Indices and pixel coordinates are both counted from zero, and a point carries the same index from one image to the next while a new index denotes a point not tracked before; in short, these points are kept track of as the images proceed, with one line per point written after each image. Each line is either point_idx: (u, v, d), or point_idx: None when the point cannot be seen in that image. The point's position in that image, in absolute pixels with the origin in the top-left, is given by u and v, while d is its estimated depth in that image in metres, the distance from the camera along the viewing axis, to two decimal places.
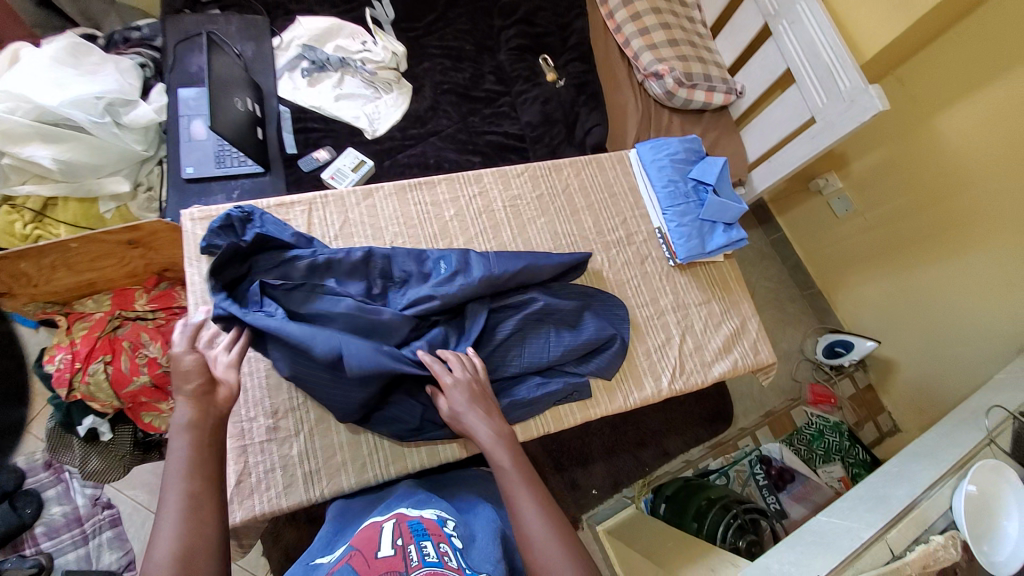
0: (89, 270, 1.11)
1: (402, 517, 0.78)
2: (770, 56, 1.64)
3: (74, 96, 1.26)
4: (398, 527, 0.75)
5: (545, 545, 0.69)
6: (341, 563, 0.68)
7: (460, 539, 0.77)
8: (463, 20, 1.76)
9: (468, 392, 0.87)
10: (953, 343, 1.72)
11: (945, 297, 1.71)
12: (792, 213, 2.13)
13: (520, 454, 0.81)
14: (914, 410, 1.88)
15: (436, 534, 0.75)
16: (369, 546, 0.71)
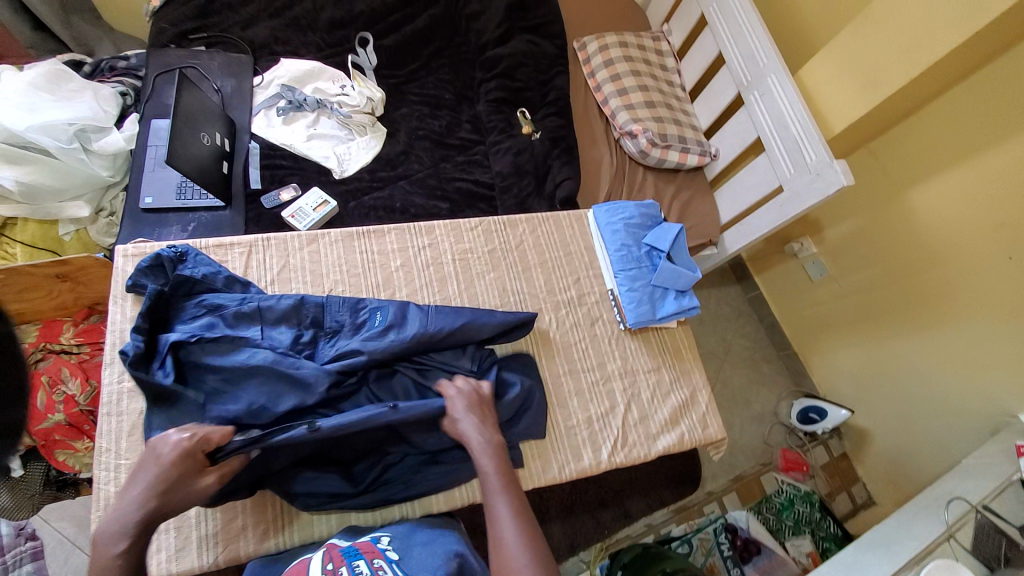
0: (15, 302, 1.08)
1: (331, 546, 0.80)
2: (740, 123, 1.67)
3: (46, 121, 1.26)
4: (329, 555, 0.77)
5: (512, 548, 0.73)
6: None
7: (395, 552, 0.80)
8: (445, 70, 1.82)
9: (468, 401, 0.94)
10: (927, 418, 1.66)
11: (918, 371, 1.66)
12: (767, 274, 2.12)
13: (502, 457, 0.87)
14: (889, 483, 1.80)
15: (370, 553, 0.78)
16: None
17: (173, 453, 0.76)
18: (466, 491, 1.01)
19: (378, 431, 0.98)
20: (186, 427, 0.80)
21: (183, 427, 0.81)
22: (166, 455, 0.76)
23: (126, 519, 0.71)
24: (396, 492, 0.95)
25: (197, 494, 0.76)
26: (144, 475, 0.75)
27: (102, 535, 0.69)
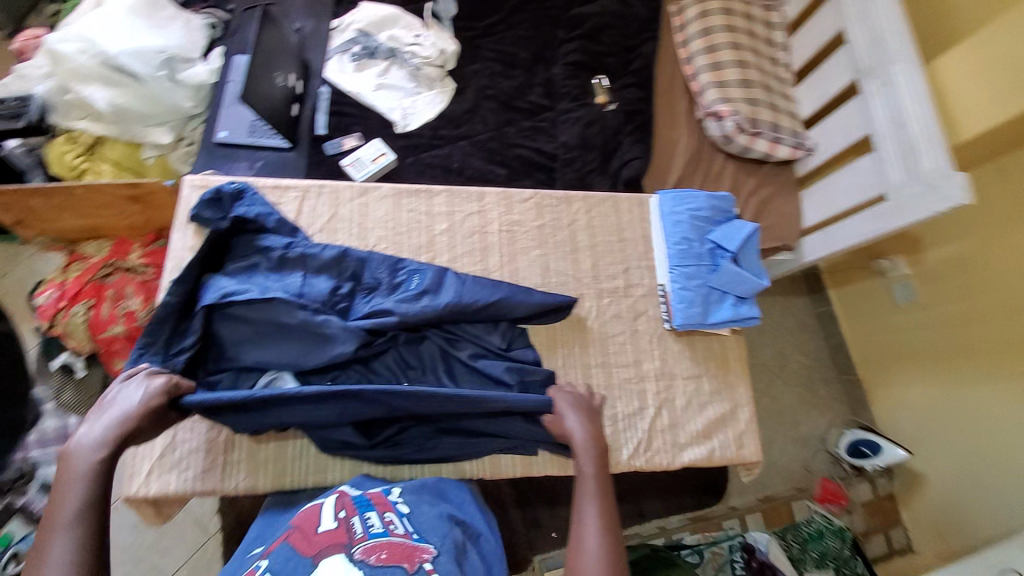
0: (93, 218, 1.20)
1: (343, 493, 0.82)
2: (850, 116, 1.45)
3: (137, 47, 1.34)
4: (340, 503, 0.79)
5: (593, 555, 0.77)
6: (279, 542, 0.71)
7: (405, 505, 0.81)
8: (525, 26, 1.71)
9: (583, 406, 0.96)
10: (995, 479, 1.46)
11: (997, 425, 1.45)
12: (845, 288, 1.88)
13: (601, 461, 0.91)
14: (934, 533, 1.62)
15: (381, 504, 0.80)
16: (309, 523, 0.74)
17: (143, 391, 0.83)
18: (475, 463, 1.02)
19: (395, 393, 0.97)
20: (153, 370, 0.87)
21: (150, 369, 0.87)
22: (134, 390, 0.83)
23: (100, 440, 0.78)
24: (409, 452, 0.98)
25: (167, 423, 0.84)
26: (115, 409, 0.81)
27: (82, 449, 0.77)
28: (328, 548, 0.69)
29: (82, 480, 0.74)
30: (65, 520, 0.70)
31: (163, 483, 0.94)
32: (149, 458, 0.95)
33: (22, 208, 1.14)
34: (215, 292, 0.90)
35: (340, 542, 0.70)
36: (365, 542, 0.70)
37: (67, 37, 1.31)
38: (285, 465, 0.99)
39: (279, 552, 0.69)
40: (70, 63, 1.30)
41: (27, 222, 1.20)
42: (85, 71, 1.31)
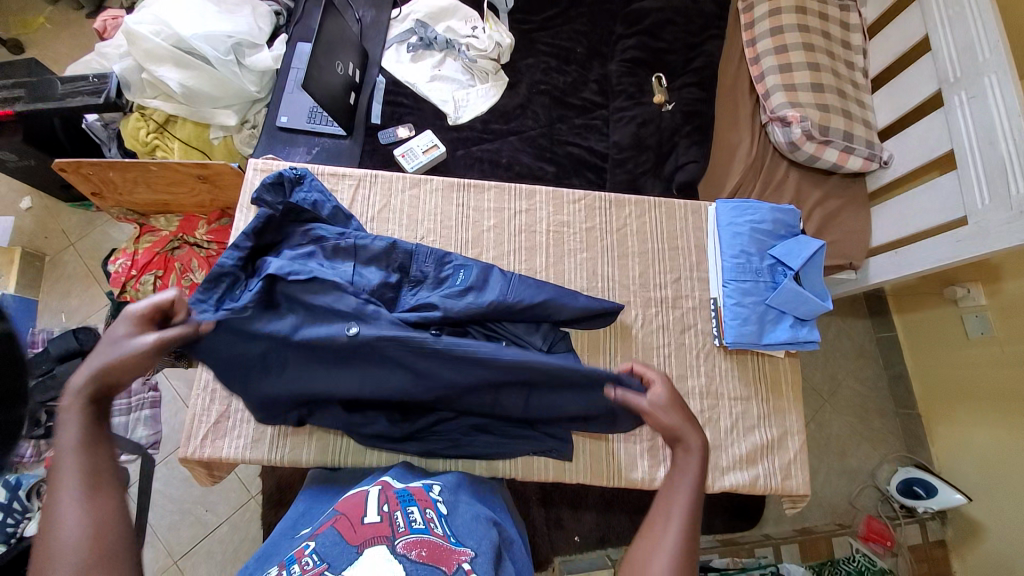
0: (166, 192, 1.25)
1: (387, 486, 0.82)
2: (932, 128, 1.32)
3: (207, 31, 1.37)
4: (384, 496, 0.78)
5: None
6: (327, 526, 0.71)
7: (444, 505, 0.81)
8: (583, 21, 1.67)
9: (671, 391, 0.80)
10: None
11: None
12: (911, 314, 1.74)
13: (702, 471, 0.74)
14: None
15: (423, 500, 0.80)
16: (355, 513, 0.74)
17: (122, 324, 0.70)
18: (508, 463, 1.01)
19: None
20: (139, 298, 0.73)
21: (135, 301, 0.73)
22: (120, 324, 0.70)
23: (90, 383, 0.66)
24: (439, 448, 0.98)
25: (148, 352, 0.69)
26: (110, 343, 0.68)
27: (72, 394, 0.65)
28: (372, 538, 0.67)
29: (73, 428, 0.63)
30: (68, 455, 0.61)
31: (217, 447, 0.99)
32: (205, 423, 1.00)
33: (101, 179, 1.19)
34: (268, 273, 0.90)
35: (383, 534, 0.68)
36: (408, 536, 0.68)
37: (144, 19, 1.35)
38: (326, 445, 1.01)
39: (326, 536, 0.69)
40: (145, 44, 1.34)
41: (104, 193, 1.25)
42: (157, 51, 1.35)
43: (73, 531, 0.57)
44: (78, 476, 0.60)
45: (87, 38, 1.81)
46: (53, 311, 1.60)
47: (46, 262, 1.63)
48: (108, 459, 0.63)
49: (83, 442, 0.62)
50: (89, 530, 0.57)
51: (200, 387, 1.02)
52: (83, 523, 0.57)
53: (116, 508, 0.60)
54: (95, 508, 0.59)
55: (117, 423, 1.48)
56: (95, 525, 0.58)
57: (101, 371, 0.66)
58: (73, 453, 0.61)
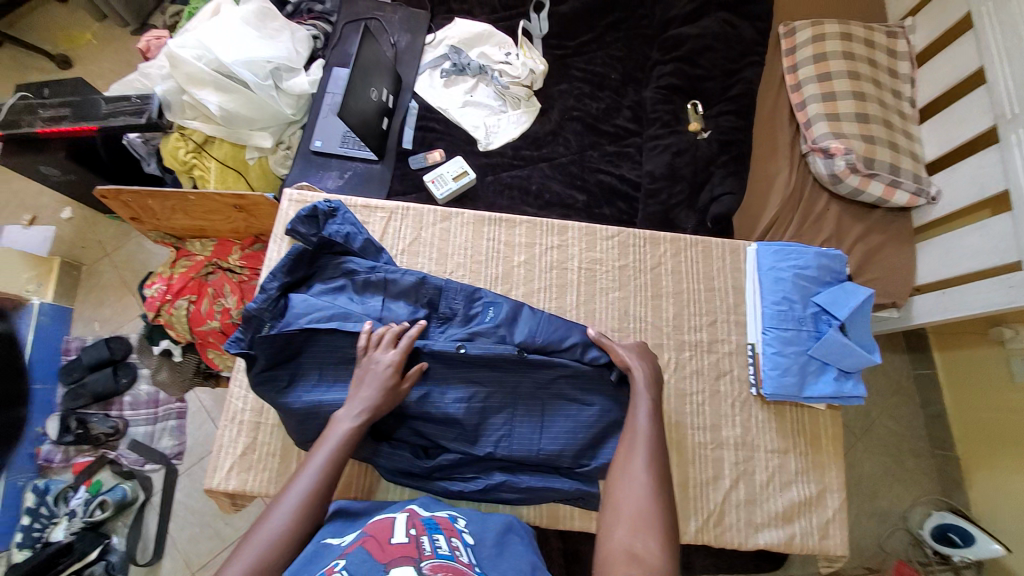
0: (202, 219, 1.28)
1: (414, 513, 0.78)
2: (986, 164, 1.26)
3: (249, 58, 1.40)
4: (410, 520, 0.75)
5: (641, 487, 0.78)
6: (354, 546, 0.67)
7: (470, 536, 0.77)
8: (618, 46, 1.65)
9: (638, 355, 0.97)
10: None
11: None
12: (953, 353, 1.64)
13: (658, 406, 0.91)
14: None
15: (448, 529, 0.75)
16: (382, 534, 0.70)
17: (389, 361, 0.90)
18: (532, 510, 0.99)
19: (455, 428, 0.95)
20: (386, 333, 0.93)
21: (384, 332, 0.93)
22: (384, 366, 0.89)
23: (352, 410, 0.86)
24: (473, 491, 0.95)
25: (399, 400, 0.89)
26: (379, 381, 0.88)
27: (343, 413, 0.86)
28: (399, 559, 0.64)
29: (331, 442, 0.83)
30: (312, 469, 0.81)
31: (241, 480, 1.00)
32: (232, 454, 1.01)
33: (142, 205, 1.24)
34: (304, 305, 0.95)
35: (409, 556, 0.64)
36: (434, 560, 0.64)
37: (186, 43, 1.38)
38: (349, 483, 1.00)
39: (354, 555, 0.65)
40: (187, 67, 1.38)
41: (143, 218, 1.29)
42: (199, 76, 1.39)
43: (287, 522, 0.76)
44: (310, 486, 0.80)
45: (132, 57, 1.87)
46: (86, 320, 1.63)
47: (82, 271, 1.67)
48: (329, 486, 0.81)
49: (328, 460, 0.82)
50: (281, 541, 0.75)
51: (229, 418, 1.02)
52: (298, 518, 0.77)
53: (312, 528, 0.78)
54: (304, 518, 0.77)
55: (145, 432, 1.51)
56: (287, 539, 0.75)
57: (362, 399, 0.86)
58: (325, 462, 0.81)
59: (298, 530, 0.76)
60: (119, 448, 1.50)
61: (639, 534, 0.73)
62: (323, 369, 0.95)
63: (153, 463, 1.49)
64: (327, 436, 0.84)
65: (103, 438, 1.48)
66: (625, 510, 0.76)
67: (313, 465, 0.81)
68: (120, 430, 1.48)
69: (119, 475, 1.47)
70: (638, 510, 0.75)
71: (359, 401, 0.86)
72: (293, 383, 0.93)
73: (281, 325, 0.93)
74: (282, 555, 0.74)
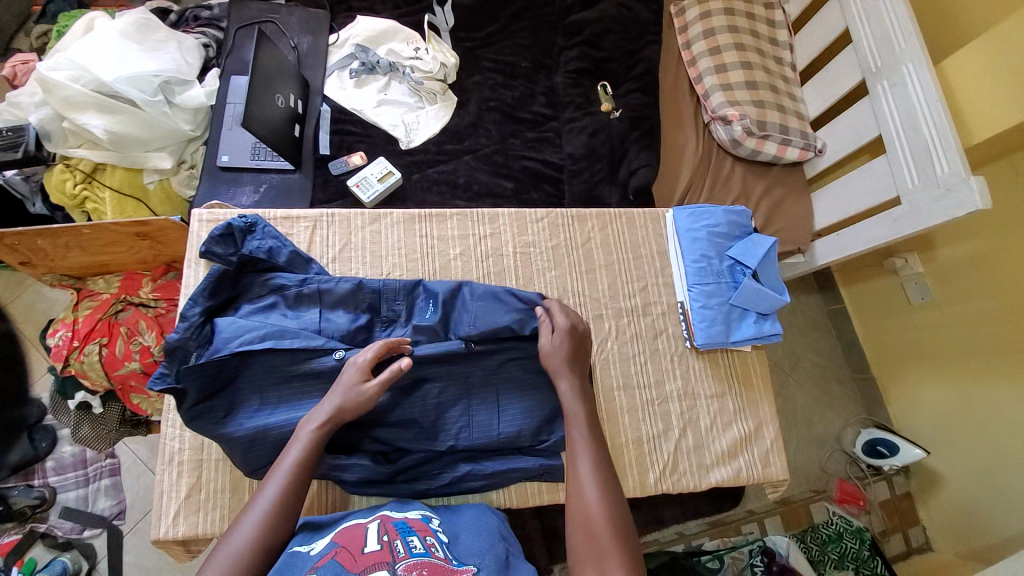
0: (101, 252, 1.18)
1: (386, 518, 0.77)
2: (859, 115, 1.42)
3: (133, 74, 1.29)
4: (383, 527, 0.74)
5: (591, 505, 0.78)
6: (327, 559, 0.65)
7: (444, 534, 0.78)
8: (524, 34, 1.68)
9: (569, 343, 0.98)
10: (1010, 471, 1.42)
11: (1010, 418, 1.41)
12: (857, 286, 1.85)
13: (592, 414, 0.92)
14: (952, 532, 1.59)
15: (421, 530, 0.76)
16: (354, 543, 0.69)
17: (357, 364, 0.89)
18: (502, 493, 1.01)
19: (414, 427, 0.95)
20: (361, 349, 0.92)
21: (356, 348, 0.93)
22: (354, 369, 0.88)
23: (319, 410, 0.84)
24: (438, 486, 0.95)
25: (370, 400, 0.86)
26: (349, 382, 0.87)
27: (310, 416, 0.85)
28: (373, 565, 0.64)
29: (300, 444, 0.81)
30: (280, 473, 0.78)
31: (191, 523, 0.94)
32: (176, 499, 0.95)
33: (28, 247, 1.12)
34: (231, 330, 0.90)
35: (383, 561, 0.65)
36: (409, 560, 0.65)
37: (58, 65, 1.25)
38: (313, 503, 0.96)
39: (326, 567, 0.63)
40: (63, 91, 1.24)
41: (32, 261, 1.17)
42: (77, 99, 1.26)
43: (255, 530, 0.72)
44: (279, 489, 0.76)
45: None
46: None
47: None
48: (298, 488, 0.78)
49: (295, 462, 0.79)
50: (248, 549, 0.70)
51: (165, 462, 0.96)
52: (265, 526, 0.73)
53: (282, 533, 0.74)
54: (275, 523, 0.74)
55: (77, 496, 1.38)
56: (255, 547, 0.71)
57: (330, 400, 0.85)
58: (292, 463, 0.79)
59: (267, 538, 0.73)
60: (51, 520, 1.35)
61: (598, 563, 0.72)
62: (263, 393, 0.91)
63: (93, 527, 1.36)
64: (295, 439, 0.82)
65: (28, 510, 1.33)
66: (580, 540, 0.75)
67: (280, 470, 0.78)
68: (48, 498, 1.34)
69: (54, 549, 1.34)
70: (594, 534, 0.75)
71: (329, 400, 0.85)
72: (231, 414, 0.88)
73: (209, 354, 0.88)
74: (249, 568, 0.69)
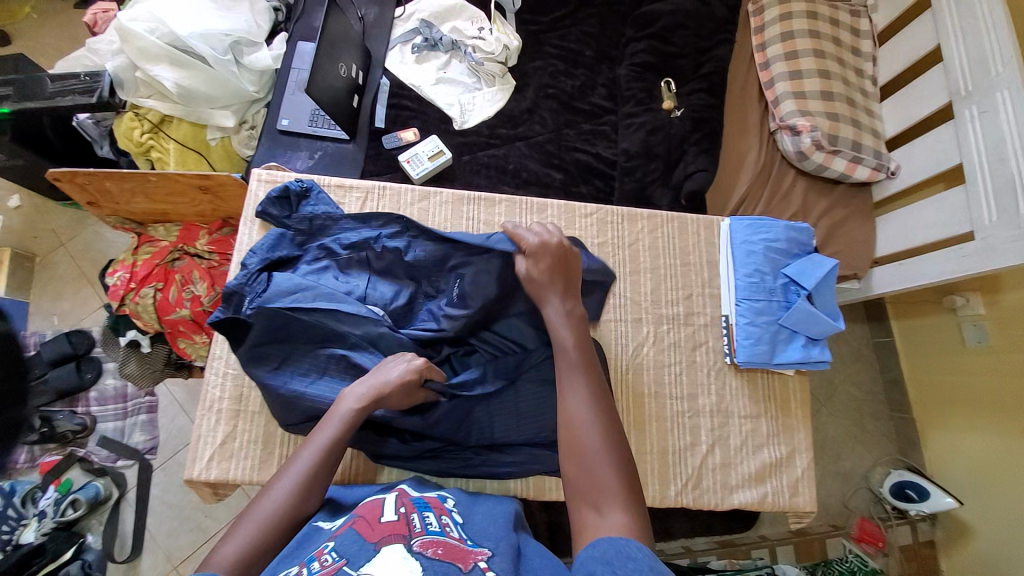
0: (165, 201, 1.23)
1: (403, 493, 0.77)
2: (942, 139, 1.30)
3: (205, 30, 1.31)
4: (400, 500, 0.74)
5: (588, 435, 0.72)
6: (345, 527, 0.67)
7: (460, 514, 0.76)
8: (592, 22, 1.63)
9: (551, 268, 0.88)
10: None
11: None
12: (910, 321, 1.74)
13: (586, 351, 0.82)
14: None
15: (438, 508, 0.75)
16: (372, 513, 0.69)
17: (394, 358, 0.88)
18: (519, 483, 1.02)
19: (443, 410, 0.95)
20: (408, 354, 0.88)
21: (404, 355, 0.89)
22: (397, 363, 0.87)
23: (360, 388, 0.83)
24: (458, 467, 0.97)
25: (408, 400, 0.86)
26: (388, 371, 0.85)
27: (352, 391, 0.83)
28: (389, 537, 0.63)
29: (338, 419, 0.80)
30: (316, 445, 0.77)
31: (223, 469, 0.98)
32: (212, 444, 0.99)
33: (99, 188, 1.17)
34: (287, 284, 0.93)
35: (400, 533, 0.65)
36: (425, 537, 0.64)
37: (138, 16, 1.28)
38: (340, 466, 0.99)
39: (343, 536, 0.65)
40: (139, 41, 1.27)
41: (100, 202, 1.22)
42: (151, 50, 1.29)
43: (285, 499, 0.73)
44: (314, 464, 0.76)
45: (79, 31, 1.74)
46: (45, 313, 1.54)
47: (37, 262, 1.58)
48: (333, 464, 0.78)
49: (331, 438, 0.78)
50: (278, 518, 0.71)
51: (205, 408, 1.00)
52: (296, 497, 0.73)
53: (313, 503, 0.75)
54: (306, 494, 0.74)
55: (115, 428, 1.47)
56: (288, 516, 0.72)
57: (369, 384, 0.83)
58: (328, 440, 0.78)
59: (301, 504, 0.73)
60: (88, 446, 1.45)
61: (601, 507, 0.66)
62: (307, 358, 0.93)
63: (126, 458, 1.45)
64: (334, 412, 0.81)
65: (70, 435, 1.42)
66: (581, 484, 0.69)
67: (319, 441, 0.78)
68: (88, 426, 1.43)
69: (90, 473, 1.43)
70: (592, 467, 0.69)
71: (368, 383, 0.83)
72: (280, 368, 0.92)
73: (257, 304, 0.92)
74: (277, 533, 0.70)
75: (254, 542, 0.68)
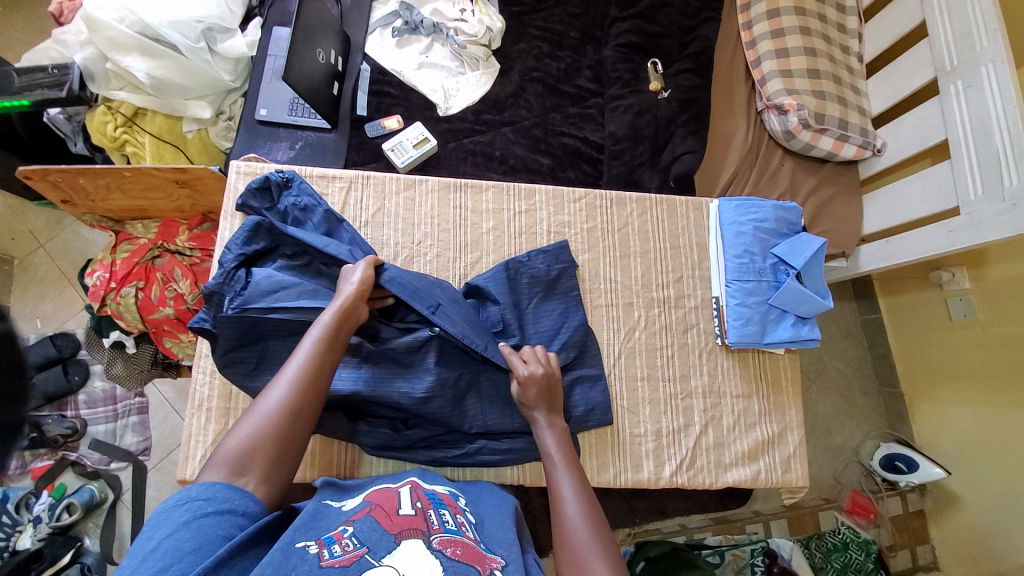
0: (143, 197, 1.19)
1: (416, 486, 0.77)
2: (926, 116, 1.30)
3: (176, 18, 1.26)
4: (415, 493, 0.74)
5: (579, 533, 0.73)
6: (363, 514, 0.66)
7: (473, 515, 0.76)
8: (575, 2, 1.60)
9: (541, 386, 0.90)
10: None
11: None
12: (898, 297, 1.76)
13: (572, 456, 0.85)
14: (962, 556, 1.57)
15: (452, 506, 0.75)
16: (388, 504, 0.69)
17: (367, 271, 0.87)
18: (515, 471, 1.02)
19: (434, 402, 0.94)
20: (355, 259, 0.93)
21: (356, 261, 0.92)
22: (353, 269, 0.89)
23: (335, 301, 0.82)
24: (451, 456, 0.97)
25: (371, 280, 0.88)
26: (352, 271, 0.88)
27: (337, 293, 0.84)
28: (408, 530, 0.64)
29: (327, 314, 0.80)
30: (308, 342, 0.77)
31: None
32: (204, 442, 0.97)
33: (71, 185, 1.13)
34: (269, 279, 0.91)
35: (418, 528, 0.65)
36: (443, 535, 0.65)
37: (104, 4, 1.21)
38: (333, 460, 0.98)
39: (363, 522, 0.64)
40: (107, 31, 1.21)
41: (73, 199, 1.18)
42: (121, 39, 1.23)
43: (286, 393, 0.71)
44: (310, 356, 0.75)
45: (42, 22, 1.67)
46: (27, 316, 1.50)
47: (16, 265, 1.53)
48: (330, 355, 0.77)
49: (323, 333, 0.78)
50: (283, 410, 0.70)
51: (195, 406, 0.98)
52: (297, 388, 0.72)
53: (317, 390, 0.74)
54: (308, 380, 0.73)
55: (106, 430, 1.44)
56: (292, 407, 0.71)
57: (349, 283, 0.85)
58: (320, 334, 0.78)
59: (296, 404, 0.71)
60: (80, 450, 1.42)
61: None
62: (292, 354, 0.92)
63: (120, 460, 1.43)
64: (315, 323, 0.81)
65: (60, 440, 1.39)
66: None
67: (302, 349, 0.76)
68: (79, 430, 1.40)
69: (83, 477, 1.40)
70: (584, 562, 0.70)
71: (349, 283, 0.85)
72: (261, 366, 0.91)
73: (239, 304, 0.88)
74: (283, 425, 0.69)
75: (261, 432, 0.67)
